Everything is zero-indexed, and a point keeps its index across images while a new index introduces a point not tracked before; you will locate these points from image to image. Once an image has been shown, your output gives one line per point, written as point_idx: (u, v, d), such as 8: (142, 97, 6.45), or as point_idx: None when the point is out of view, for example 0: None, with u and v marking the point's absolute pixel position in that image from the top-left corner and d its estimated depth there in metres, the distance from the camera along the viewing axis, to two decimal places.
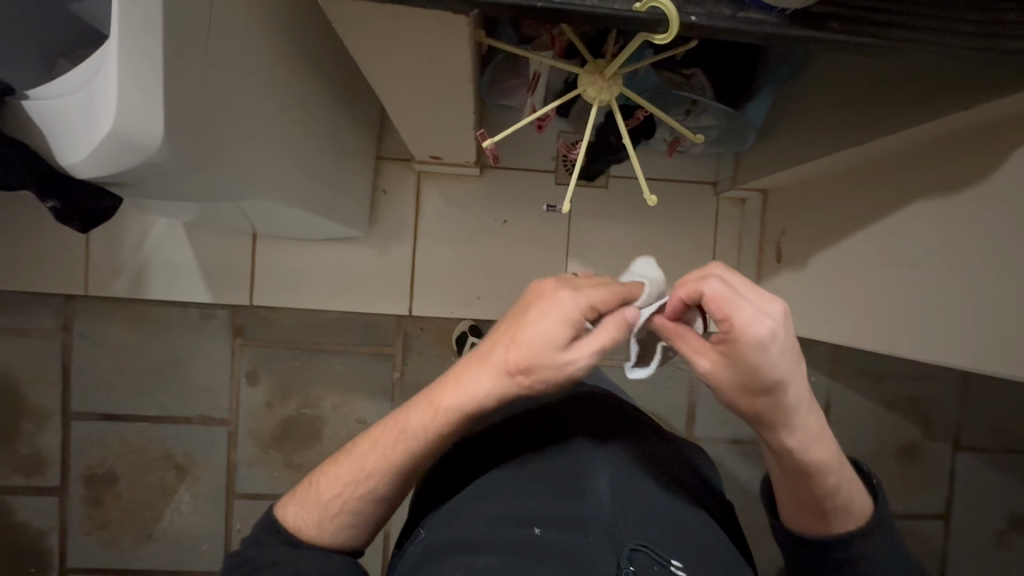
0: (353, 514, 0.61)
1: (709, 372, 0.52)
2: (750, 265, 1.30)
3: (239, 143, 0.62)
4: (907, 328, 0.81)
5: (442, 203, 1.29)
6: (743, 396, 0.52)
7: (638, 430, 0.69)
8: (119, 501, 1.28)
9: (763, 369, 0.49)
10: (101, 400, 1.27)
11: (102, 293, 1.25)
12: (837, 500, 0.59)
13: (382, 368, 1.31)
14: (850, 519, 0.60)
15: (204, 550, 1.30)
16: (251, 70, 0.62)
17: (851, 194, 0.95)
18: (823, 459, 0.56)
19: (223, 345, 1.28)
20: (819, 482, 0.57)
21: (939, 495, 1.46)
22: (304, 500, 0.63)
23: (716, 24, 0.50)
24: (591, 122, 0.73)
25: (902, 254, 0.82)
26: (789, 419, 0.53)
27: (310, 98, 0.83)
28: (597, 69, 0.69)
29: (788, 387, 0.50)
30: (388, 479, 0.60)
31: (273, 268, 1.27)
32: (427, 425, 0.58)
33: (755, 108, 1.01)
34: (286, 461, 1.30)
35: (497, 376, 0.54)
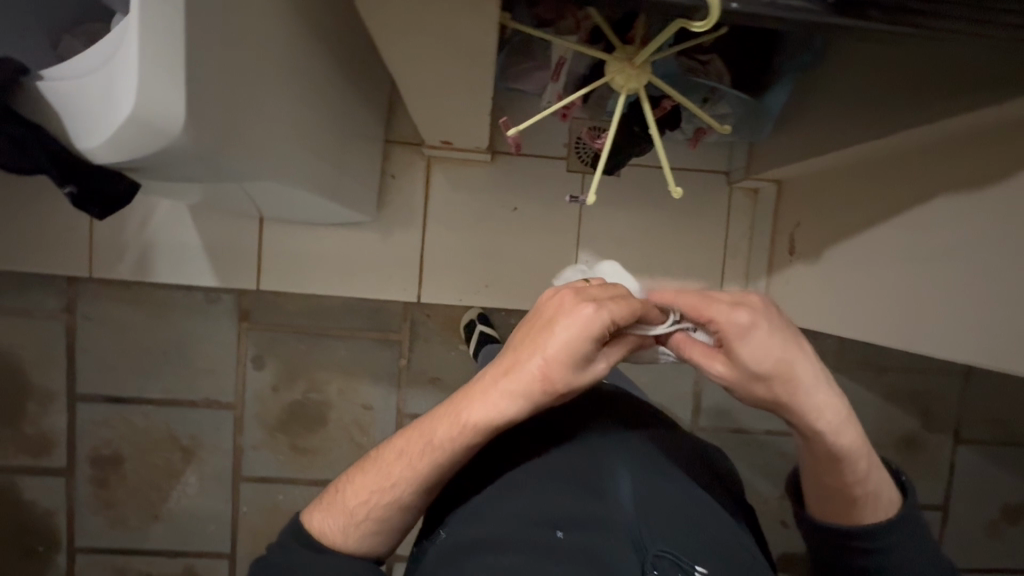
0: (380, 522, 0.62)
1: (723, 374, 0.55)
2: (761, 256, 1.29)
3: (250, 127, 0.61)
4: (925, 324, 0.80)
5: (451, 188, 1.27)
6: (758, 389, 0.54)
7: (654, 428, 0.70)
8: (126, 482, 1.29)
9: (772, 362, 0.53)
10: (107, 382, 1.26)
11: (106, 274, 1.23)
12: (867, 487, 0.60)
13: (389, 354, 1.31)
14: (878, 510, 0.61)
15: (210, 531, 1.31)
16: (262, 50, 0.60)
17: (869, 187, 0.94)
18: (848, 449, 0.58)
19: (228, 329, 1.27)
20: (847, 470, 0.59)
21: (937, 485, 1.47)
22: (328, 506, 0.64)
23: (755, 10, 0.49)
24: (619, 108, 0.72)
25: (921, 251, 0.81)
26: (806, 407, 0.55)
27: (321, 79, 0.81)
28: (627, 57, 0.68)
29: (796, 379, 0.54)
30: (416, 488, 0.61)
31: (280, 252, 1.25)
32: (453, 437, 0.59)
33: (774, 98, 0.98)
34: (292, 445, 1.31)
35: (525, 393, 0.55)
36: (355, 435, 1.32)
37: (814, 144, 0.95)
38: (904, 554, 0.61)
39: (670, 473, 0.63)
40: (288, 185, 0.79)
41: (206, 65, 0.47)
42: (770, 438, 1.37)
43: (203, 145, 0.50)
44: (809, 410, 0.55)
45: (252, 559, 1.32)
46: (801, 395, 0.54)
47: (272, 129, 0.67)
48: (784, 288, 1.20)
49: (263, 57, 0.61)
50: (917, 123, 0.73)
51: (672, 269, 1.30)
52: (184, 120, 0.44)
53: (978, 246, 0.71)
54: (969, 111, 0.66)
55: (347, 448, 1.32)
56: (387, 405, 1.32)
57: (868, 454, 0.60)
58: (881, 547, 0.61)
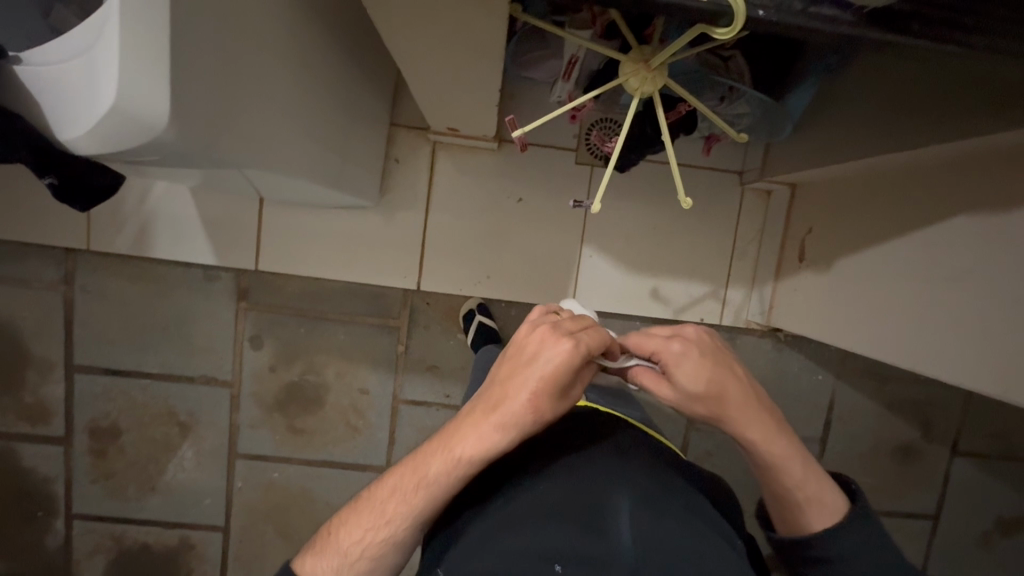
0: (374, 562, 0.65)
1: (671, 397, 0.69)
2: (770, 260, 1.26)
3: (246, 116, 0.58)
4: (935, 346, 0.78)
5: (456, 175, 1.24)
6: (697, 405, 0.68)
7: (653, 458, 0.69)
8: (123, 453, 1.30)
9: (705, 385, 0.66)
10: (105, 354, 1.27)
11: (103, 247, 1.22)
12: (808, 491, 0.68)
13: (387, 340, 1.30)
14: (826, 516, 0.68)
15: (206, 505, 1.33)
16: (259, 36, 0.57)
17: (891, 199, 0.90)
18: (778, 457, 0.69)
19: (227, 308, 1.27)
20: (782, 477, 0.69)
21: (930, 495, 1.47)
22: (321, 552, 0.66)
23: (785, 19, 0.47)
24: (631, 113, 0.68)
25: (940, 274, 0.78)
26: (736, 419, 0.68)
27: (323, 63, 0.78)
28: (643, 57, 0.64)
29: (727, 399, 0.67)
30: (408, 524, 0.65)
31: (279, 233, 1.23)
32: (444, 473, 0.63)
33: (797, 99, 0.94)
34: (288, 425, 1.31)
35: (513, 423, 0.60)
36: (351, 418, 1.32)
37: (832, 152, 0.91)
38: (857, 559, 0.65)
39: (672, 509, 0.62)
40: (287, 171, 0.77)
41: (194, 54, 0.44)
42: None
43: (193, 138, 0.48)
44: (741, 425, 0.68)
45: (246, 533, 1.34)
46: (733, 412, 0.67)
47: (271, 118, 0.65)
48: (791, 294, 1.18)
49: (259, 43, 0.58)
50: (929, 141, 0.71)
51: (678, 268, 1.27)
52: (168, 114, 0.42)
53: (1000, 270, 0.68)
54: (980, 132, 0.64)
55: (343, 430, 1.32)
56: (384, 390, 1.31)
57: (803, 462, 0.69)
58: (836, 548, 0.66)
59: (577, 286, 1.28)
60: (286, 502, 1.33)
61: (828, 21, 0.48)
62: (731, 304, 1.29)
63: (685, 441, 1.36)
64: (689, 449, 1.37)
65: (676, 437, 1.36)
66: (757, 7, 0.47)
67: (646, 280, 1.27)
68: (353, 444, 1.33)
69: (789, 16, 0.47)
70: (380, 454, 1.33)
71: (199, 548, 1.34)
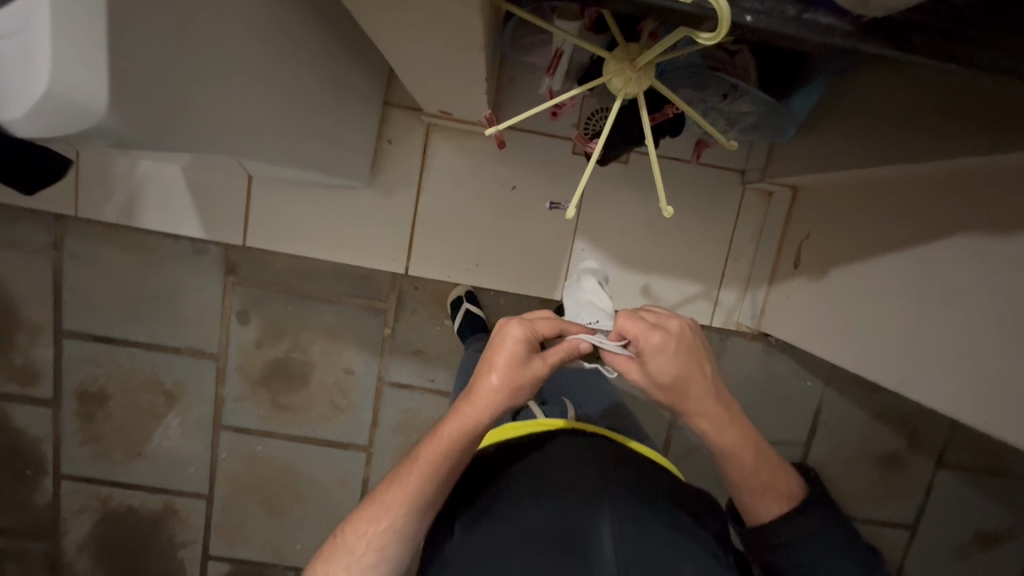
0: (380, 556, 0.67)
1: (639, 382, 0.68)
2: (766, 263, 1.23)
3: (199, 95, 0.56)
4: (922, 370, 0.76)
5: (449, 159, 1.21)
6: (660, 392, 0.68)
7: (632, 473, 0.71)
8: (111, 418, 1.32)
9: (673, 374, 0.66)
10: (93, 321, 1.27)
11: (91, 215, 1.21)
12: (765, 480, 0.73)
13: (373, 322, 1.29)
14: (780, 503, 0.73)
15: (191, 473, 1.35)
16: (209, 11, 0.54)
17: (892, 213, 0.86)
18: (737, 446, 0.71)
19: (214, 281, 1.26)
20: (740, 468, 0.72)
21: (910, 504, 1.47)
22: (326, 560, 0.68)
23: (774, 25, 0.45)
24: (613, 117, 0.65)
25: (937, 290, 0.75)
26: (694, 409, 0.69)
27: (297, 39, 0.74)
28: (628, 56, 0.61)
29: (693, 385, 0.68)
30: (408, 511, 0.68)
31: (267, 211, 1.22)
32: (432, 457, 0.68)
33: (801, 102, 0.90)
34: (273, 401, 1.32)
35: (484, 394, 0.67)
36: (335, 397, 1.33)
37: (837, 160, 0.87)
38: (806, 541, 0.70)
39: (657, 527, 0.65)
40: (261, 150, 0.75)
41: (127, 31, 0.42)
42: None
43: (135, 123, 0.46)
44: (704, 412, 0.69)
45: (230, 501, 1.37)
46: (697, 398, 0.68)
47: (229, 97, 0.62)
48: (784, 300, 1.16)
49: (210, 19, 0.55)
50: (931, 155, 0.68)
51: (671, 266, 1.25)
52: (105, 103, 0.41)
53: (993, 296, 0.66)
54: (978, 153, 0.61)
55: (327, 409, 1.33)
56: (369, 371, 1.32)
57: (760, 451, 0.73)
58: (800, 533, 0.71)
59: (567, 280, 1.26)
60: (268, 474, 1.36)
61: (821, 29, 0.45)
62: (723, 305, 1.27)
63: (668, 438, 1.36)
64: (672, 447, 1.37)
65: (659, 434, 1.36)
66: (746, 13, 0.44)
67: (638, 277, 1.25)
68: (337, 422, 1.34)
69: (779, 22, 0.45)
70: (363, 434, 1.34)
71: (183, 513, 1.37)
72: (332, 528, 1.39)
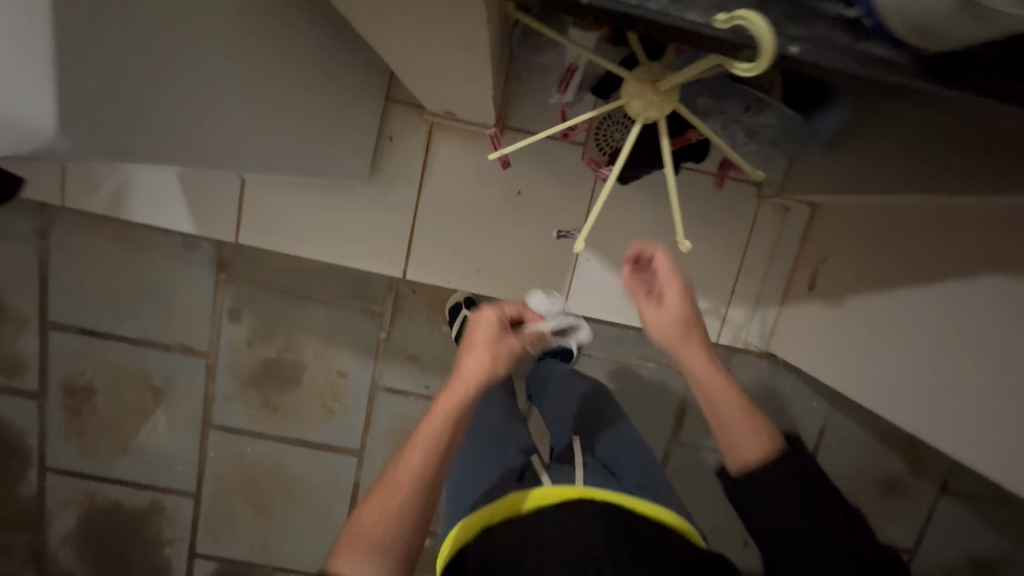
0: (399, 535, 0.68)
1: (654, 316, 0.80)
2: (778, 280, 1.19)
3: (173, 100, 0.51)
4: (942, 412, 0.72)
5: (451, 160, 1.16)
6: (673, 314, 0.80)
7: (633, 541, 0.76)
8: (97, 413, 1.29)
9: (681, 300, 0.80)
10: (80, 313, 1.23)
11: (79, 206, 1.16)
12: (755, 418, 0.77)
13: (368, 325, 1.25)
14: (762, 440, 0.75)
15: (178, 470, 1.33)
16: (180, 8, 0.49)
17: (919, 238, 0.81)
18: (721, 386, 0.78)
19: (205, 277, 1.22)
20: (724, 407, 0.77)
21: (909, 529, 1.44)
22: (346, 544, 0.67)
23: (818, 57, 0.40)
24: (631, 140, 0.63)
25: (958, 325, 0.72)
26: (696, 340, 0.80)
27: (287, 35, 0.69)
28: (650, 77, 0.59)
29: (695, 325, 0.80)
30: (422, 486, 0.69)
31: (262, 208, 1.17)
32: (433, 438, 0.70)
33: (827, 120, 0.83)
34: (263, 401, 1.29)
35: (477, 363, 0.72)
36: (327, 400, 1.29)
37: (860, 184, 0.83)
38: (794, 484, 0.71)
39: None
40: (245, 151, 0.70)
41: (69, 31, 0.37)
42: None
43: (95, 134, 0.41)
44: (698, 352, 0.79)
45: (218, 500, 1.34)
46: (697, 340, 0.80)
47: (205, 98, 0.57)
48: (797, 321, 1.12)
49: (179, 17, 0.50)
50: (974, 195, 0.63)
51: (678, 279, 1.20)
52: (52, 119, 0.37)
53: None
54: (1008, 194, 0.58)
55: (318, 411, 1.30)
56: (362, 374, 1.28)
57: (741, 395, 0.79)
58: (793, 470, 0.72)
59: (571, 291, 1.21)
60: (257, 475, 1.33)
61: (882, 66, 0.40)
62: (731, 322, 1.22)
63: (667, 454, 1.33)
64: (670, 463, 1.33)
65: (658, 449, 1.32)
66: (789, 44, 0.40)
67: None
68: (328, 425, 1.30)
69: (827, 53, 0.40)
70: (355, 438, 1.31)
71: (169, 510, 1.35)
72: (321, 530, 1.36)
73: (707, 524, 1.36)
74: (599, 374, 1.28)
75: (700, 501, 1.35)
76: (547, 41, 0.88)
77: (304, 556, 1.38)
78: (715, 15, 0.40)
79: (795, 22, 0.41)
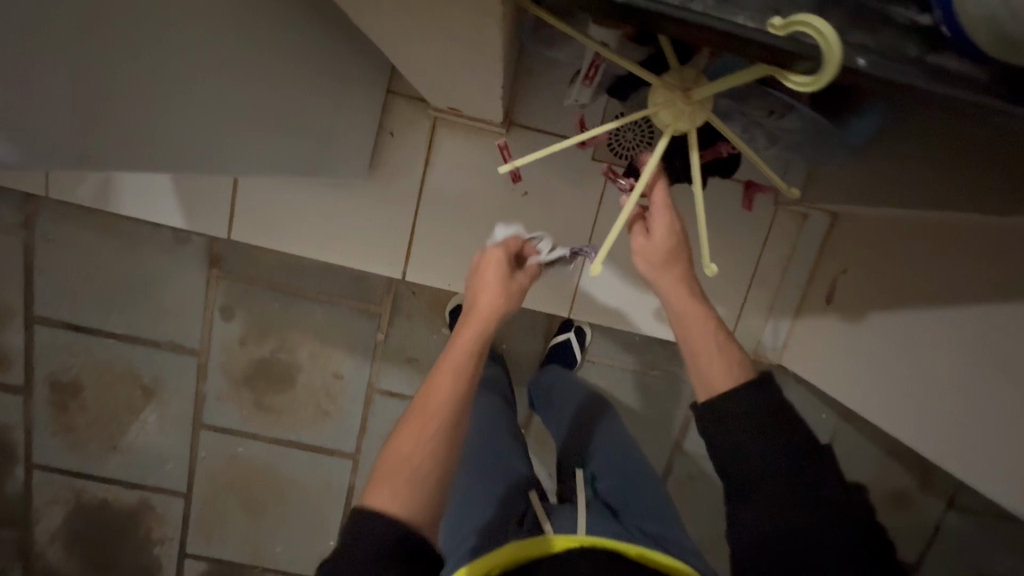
0: (438, 465, 0.63)
1: (641, 245, 0.74)
2: (793, 290, 1.14)
3: (118, 93, 0.48)
4: (975, 443, 0.69)
5: (456, 157, 1.10)
6: (669, 247, 0.73)
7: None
8: (85, 410, 1.25)
9: (673, 232, 0.73)
10: (67, 308, 1.19)
11: (62, 196, 1.11)
12: (726, 353, 0.70)
13: (366, 326, 1.21)
14: (736, 372, 0.69)
15: (168, 470, 1.29)
16: None
17: (939, 262, 0.79)
18: (696, 316, 0.71)
19: (196, 273, 1.17)
20: (694, 334, 0.71)
21: (916, 545, 1.40)
22: (381, 478, 0.62)
23: (893, 72, 0.39)
24: (658, 153, 0.63)
25: (975, 348, 0.70)
26: (686, 270, 0.74)
27: (276, 22, 0.64)
28: (682, 87, 0.60)
29: (680, 255, 0.73)
30: (455, 414, 0.66)
31: (256, 205, 1.12)
32: (454, 365, 0.68)
33: (858, 126, 0.76)
34: (256, 401, 1.25)
35: (493, 295, 0.74)
36: (322, 401, 1.25)
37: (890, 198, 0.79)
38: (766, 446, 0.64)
39: None
40: (220, 145, 0.64)
41: None
42: None
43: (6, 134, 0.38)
44: (677, 283, 0.72)
45: (209, 500, 1.31)
46: (678, 270, 0.73)
47: (166, 89, 0.53)
48: (811, 335, 1.08)
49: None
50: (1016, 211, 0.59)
51: None
52: None
53: None
54: None
55: (313, 413, 1.26)
56: (359, 376, 1.24)
57: (715, 325, 0.72)
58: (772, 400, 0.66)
59: (576, 297, 1.17)
60: (249, 476, 1.29)
61: (959, 80, 0.38)
62: (743, 331, 1.17)
63: (670, 464, 1.29)
64: (674, 473, 1.30)
65: (661, 459, 1.29)
66: (857, 55, 0.39)
67: (651, 298, 1.17)
68: (322, 427, 1.27)
69: (899, 65, 0.39)
70: (349, 440, 1.27)
71: (159, 510, 1.32)
72: (314, 533, 1.33)
73: (709, 535, 1.33)
74: (603, 382, 1.24)
75: (703, 513, 1.31)
76: (560, 36, 0.82)
77: (297, 558, 1.35)
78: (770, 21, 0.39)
79: (859, 33, 0.40)
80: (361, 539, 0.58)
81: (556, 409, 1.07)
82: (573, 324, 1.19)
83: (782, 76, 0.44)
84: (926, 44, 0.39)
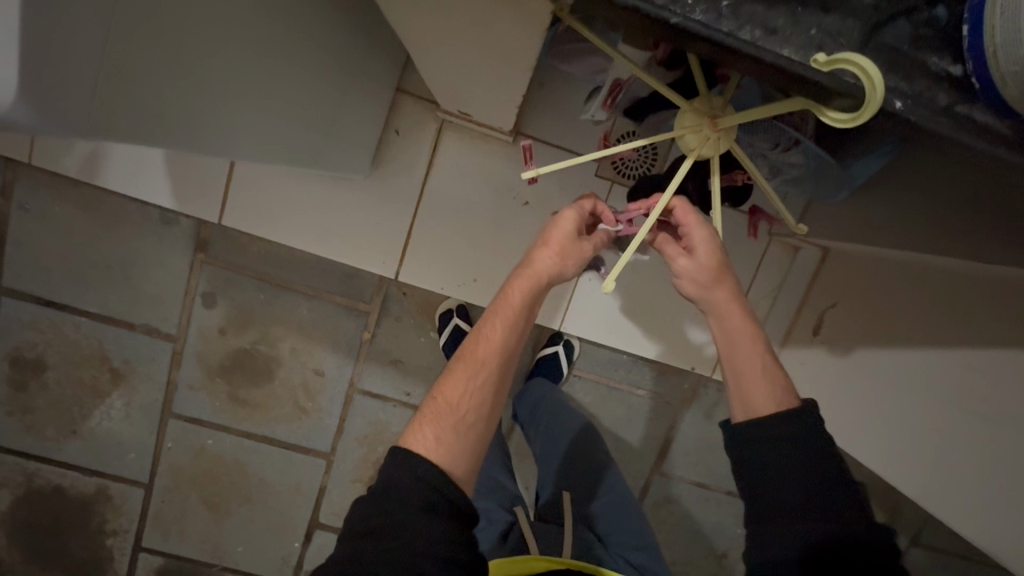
0: (482, 417, 0.63)
1: (685, 267, 0.71)
2: (780, 322, 1.16)
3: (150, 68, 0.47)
4: None
5: (460, 161, 1.10)
6: (711, 274, 0.70)
7: None
8: (46, 390, 1.19)
9: (715, 258, 0.70)
10: (39, 283, 1.13)
11: (49, 166, 1.07)
12: (765, 380, 0.69)
13: (352, 324, 1.18)
14: (779, 398, 0.68)
15: (131, 459, 1.24)
16: None
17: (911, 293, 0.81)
18: (742, 335, 0.71)
19: (181, 257, 1.13)
20: (739, 350, 0.71)
21: None
22: (425, 422, 0.62)
23: (923, 117, 0.41)
24: (681, 174, 0.65)
25: (954, 388, 0.73)
26: (728, 294, 0.71)
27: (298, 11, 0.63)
28: (711, 113, 0.63)
29: (725, 270, 0.71)
30: (501, 364, 0.65)
31: (252, 192, 1.10)
32: (512, 311, 0.66)
33: (860, 168, 0.76)
34: (230, 393, 1.21)
35: (556, 257, 0.69)
36: (300, 398, 1.21)
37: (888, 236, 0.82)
38: (788, 459, 0.65)
39: None
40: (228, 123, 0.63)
41: None
42: (729, 499, 1.30)
43: (25, 94, 0.36)
44: (727, 298, 0.71)
45: (172, 493, 1.25)
46: (726, 286, 0.71)
47: (193, 65, 0.52)
48: (795, 367, 1.10)
49: None
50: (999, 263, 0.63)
51: (674, 311, 1.19)
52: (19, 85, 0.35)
53: None
54: None
55: (289, 409, 1.22)
56: (340, 376, 1.21)
57: (763, 347, 0.71)
58: (804, 418, 0.66)
59: (569, 309, 1.17)
60: (216, 471, 1.25)
61: (983, 130, 0.41)
62: None
63: (647, 485, 1.29)
64: (650, 494, 1.29)
65: (638, 479, 1.29)
66: (895, 98, 0.41)
67: (641, 317, 1.19)
68: (298, 425, 1.23)
69: (930, 113, 0.41)
70: (325, 440, 1.24)
71: (117, 500, 1.26)
72: (278, 534, 1.29)
73: (680, 558, 1.33)
74: (587, 398, 1.24)
75: (676, 535, 1.31)
76: (578, 50, 0.85)
77: (258, 559, 1.30)
78: (811, 56, 0.42)
79: (895, 76, 0.42)
80: (400, 478, 0.57)
81: (546, 429, 1.05)
82: (562, 336, 1.19)
83: (819, 111, 0.47)
84: (958, 92, 0.42)
